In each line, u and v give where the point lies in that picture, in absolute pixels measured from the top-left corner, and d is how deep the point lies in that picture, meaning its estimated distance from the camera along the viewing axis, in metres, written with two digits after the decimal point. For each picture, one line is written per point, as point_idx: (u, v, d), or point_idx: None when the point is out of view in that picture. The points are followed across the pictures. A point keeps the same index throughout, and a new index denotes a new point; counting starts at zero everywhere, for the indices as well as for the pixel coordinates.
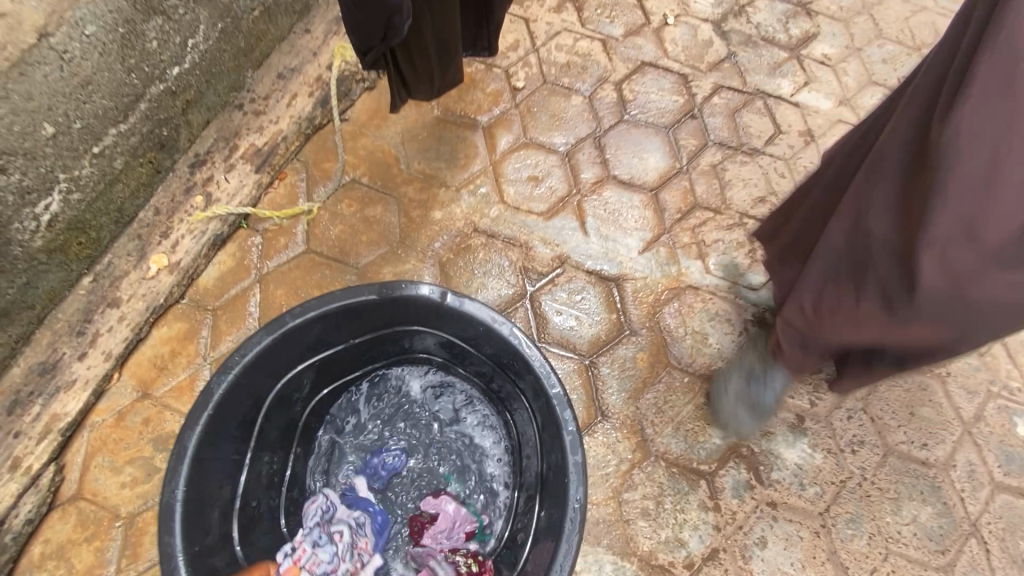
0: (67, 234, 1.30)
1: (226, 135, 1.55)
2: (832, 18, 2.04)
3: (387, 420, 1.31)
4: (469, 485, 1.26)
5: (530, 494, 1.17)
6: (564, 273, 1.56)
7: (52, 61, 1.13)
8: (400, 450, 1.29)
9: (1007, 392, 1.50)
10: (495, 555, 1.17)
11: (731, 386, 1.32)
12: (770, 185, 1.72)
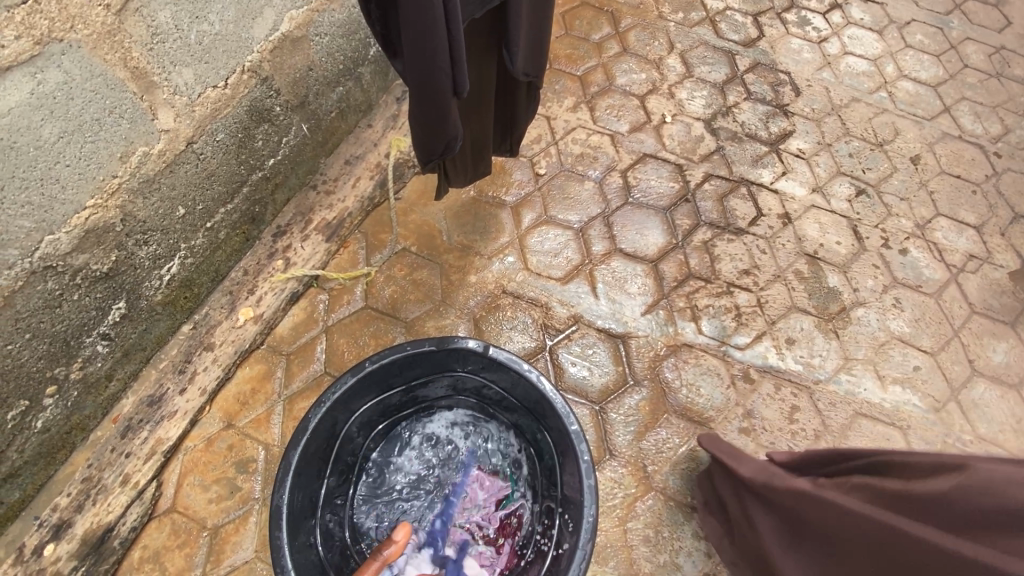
0: (178, 290, 1.61)
1: (303, 211, 1.90)
2: (806, 117, 2.42)
3: (419, 447, 1.56)
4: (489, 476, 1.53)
5: (549, 502, 1.42)
6: (578, 330, 1.85)
7: (192, 161, 1.46)
8: (429, 466, 1.54)
9: (959, 444, 1.78)
10: (525, 514, 1.47)
11: None
12: (753, 259, 2.03)
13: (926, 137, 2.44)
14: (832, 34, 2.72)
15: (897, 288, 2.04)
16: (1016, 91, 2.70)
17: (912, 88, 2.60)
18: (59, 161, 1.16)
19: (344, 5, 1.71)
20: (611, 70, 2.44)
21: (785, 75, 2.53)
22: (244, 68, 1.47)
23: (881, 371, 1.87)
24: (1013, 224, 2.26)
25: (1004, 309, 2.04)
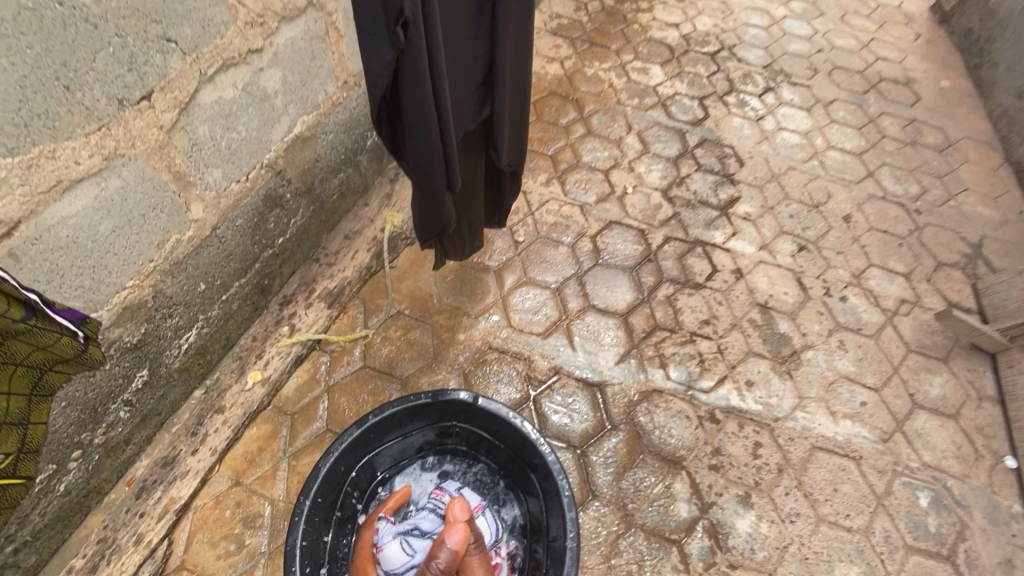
0: (193, 358, 1.78)
1: (306, 282, 2.11)
2: (750, 185, 2.76)
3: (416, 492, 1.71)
4: None
5: (537, 537, 1.57)
6: (559, 380, 2.04)
7: (214, 243, 1.67)
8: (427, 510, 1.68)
9: (908, 471, 1.96)
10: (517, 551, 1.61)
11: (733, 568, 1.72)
12: (712, 310, 2.28)
13: (855, 198, 2.80)
14: (767, 113, 3.15)
15: (841, 331, 2.29)
16: (929, 156, 3.13)
17: (840, 157, 2.99)
18: (109, 250, 1.36)
19: (347, 107, 2.01)
20: (578, 149, 2.79)
21: (730, 149, 2.90)
22: (263, 165, 1.73)
23: (833, 407, 2.08)
24: (936, 271, 2.57)
25: (936, 346, 2.30)
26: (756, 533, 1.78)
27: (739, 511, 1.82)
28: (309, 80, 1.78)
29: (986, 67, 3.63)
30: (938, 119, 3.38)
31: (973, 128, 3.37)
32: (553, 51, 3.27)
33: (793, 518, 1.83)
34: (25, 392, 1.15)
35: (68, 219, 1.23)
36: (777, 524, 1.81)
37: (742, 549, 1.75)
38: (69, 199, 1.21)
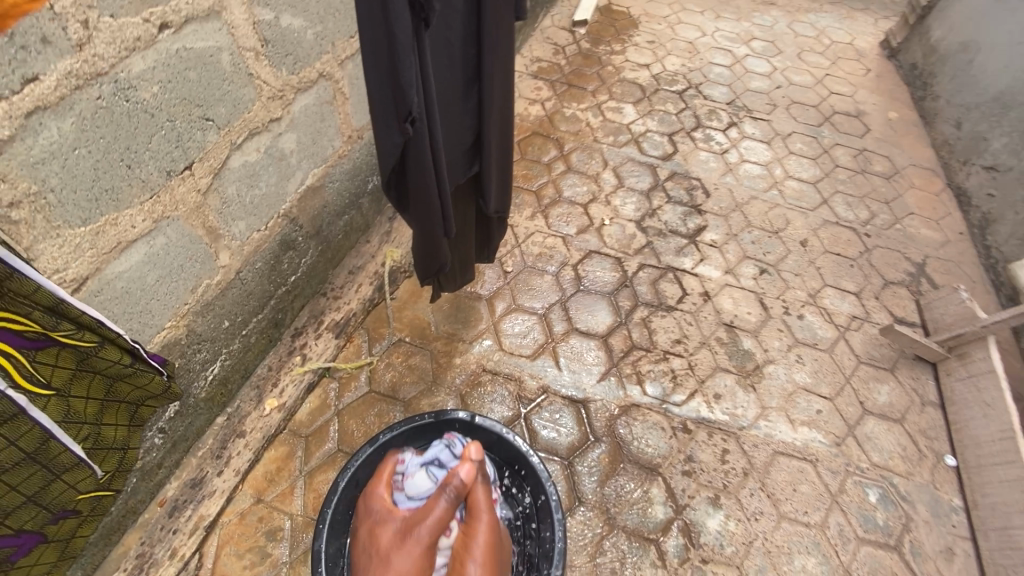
0: (216, 388, 1.97)
1: (315, 314, 2.32)
2: (716, 215, 3.04)
3: None
4: None
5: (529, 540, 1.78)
6: (547, 398, 2.26)
7: (237, 285, 1.88)
8: None
9: (859, 471, 2.21)
10: None
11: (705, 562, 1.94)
12: (683, 330, 2.53)
13: (811, 224, 3.09)
14: (731, 147, 3.46)
15: (799, 346, 2.55)
16: (878, 183, 3.44)
17: (797, 186, 3.30)
18: (153, 297, 1.56)
19: (351, 158, 2.25)
20: (560, 185, 3.05)
21: (697, 181, 3.20)
22: (279, 214, 1.96)
23: (792, 416, 2.32)
24: (884, 289, 2.85)
25: (883, 358, 2.57)
26: (725, 530, 2.01)
27: (710, 512, 2.04)
28: (319, 138, 2.02)
29: (929, 99, 3.92)
30: (887, 148, 3.69)
31: (919, 156, 3.66)
32: (535, 93, 3.57)
33: (758, 516, 2.05)
34: (100, 396, 1.19)
35: (123, 273, 1.44)
36: (743, 522, 2.03)
37: (712, 545, 1.97)
38: (124, 256, 1.42)
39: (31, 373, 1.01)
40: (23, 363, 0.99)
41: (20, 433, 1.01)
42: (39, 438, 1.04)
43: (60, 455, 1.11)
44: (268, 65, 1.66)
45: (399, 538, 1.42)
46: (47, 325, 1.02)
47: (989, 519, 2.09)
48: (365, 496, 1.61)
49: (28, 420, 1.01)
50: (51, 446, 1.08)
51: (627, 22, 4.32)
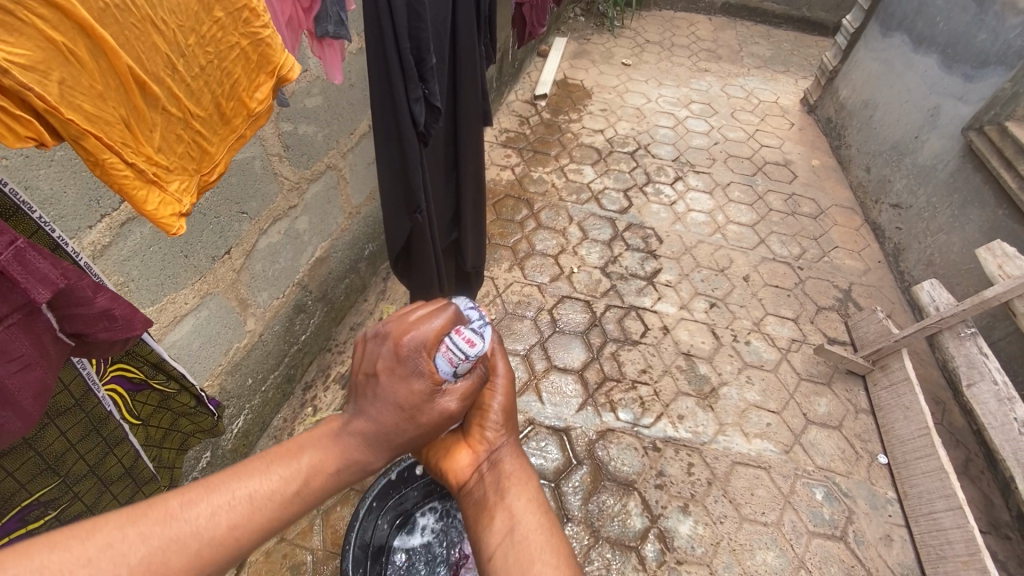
0: (240, 440, 2.22)
1: (323, 368, 2.63)
2: (669, 258, 3.49)
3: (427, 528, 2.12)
4: None
5: None
6: (533, 429, 2.56)
7: (259, 346, 2.18)
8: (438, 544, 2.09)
9: (806, 473, 2.55)
10: None
11: (679, 561, 2.22)
12: (647, 361, 2.90)
13: (751, 262, 3.56)
14: (678, 198, 3.96)
15: (748, 368, 2.94)
16: (807, 223, 3.96)
17: (737, 229, 3.79)
18: (195, 362, 1.85)
19: (351, 230, 2.61)
20: (532, 239, 3.47)
21: (650, 230, 3.66)
22: (293, 284, 2.29)
23: (746, 430, 2.67)
24: (818, 313, 3.30)
25: (821, 373, 2.97)
26: (695, 534, 2.30)
27: (681, 518, 2.34)
28: (326, 217, 2.40)
29: (844, 148, 4.53)
30: (812, 192, 4.26)
31: (839, 197, 4.23)
32: (505, 160, 4.05)
33: (723, 519, 2.36)
34: (164, 426, 1.45)
35: (175, 343, 1.74)
36: (711, 525, 2.33)
37: (685, 548, 2.26)
38: (177, 328, 1.73)
39: (131, 409, 1.29)
40: (127, 402, 1.27)
41: (124, 454, 1.28)
42: (133, 457, 1.31)
43: (143, 471, 1.37)
44: (288, 164, 2.04)
45: (426, 412, 0.88)
46: (148, 374, 1.29)
47: (917, 505, 2.41)
48: (395, 327, 0.94)
49: (130, 447, 1.29)
50: (139, 465, 1.34)
51: (582, 94, 4.93)
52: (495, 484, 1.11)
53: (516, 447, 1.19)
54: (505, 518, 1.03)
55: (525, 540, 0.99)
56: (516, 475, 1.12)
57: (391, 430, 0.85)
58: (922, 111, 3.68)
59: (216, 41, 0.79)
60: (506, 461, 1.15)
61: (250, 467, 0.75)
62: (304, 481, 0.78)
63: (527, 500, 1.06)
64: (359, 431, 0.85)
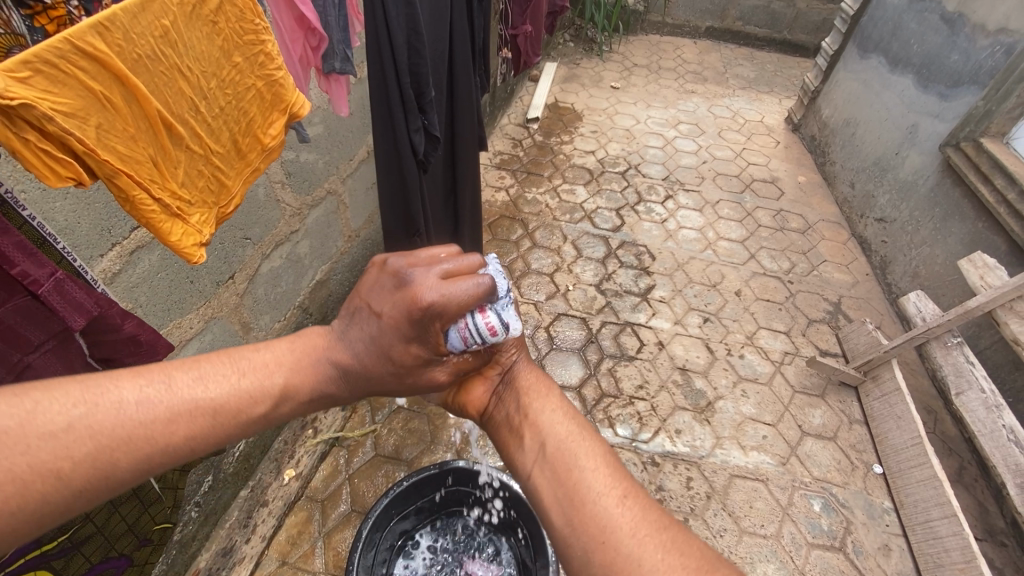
0: (242, 463, 2.23)
1: None
2: (663, 274, 3.56)
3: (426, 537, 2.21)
4: (479, 553, 2.18)
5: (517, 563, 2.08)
6: None
7: None
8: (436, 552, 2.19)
9: (803, 484, 2.58)
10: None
11: None
12: (643, 376, 2.94)
13: (742, 276, 3.64)
14: (669, 216, 4.06)
15: (743, 382, 2.98)
16: (795, 237, 4.05)
17: (728, 245, 3.88)
18: None
19: (350, 253, 2.67)
20: (528, 258, 3.54)
21: (643, 247, 3.74)
22: (294, 307, 2.33)
23: (743, 443, 2.71)
24: (809, 326, 3.37)
25: (814, 386, 3.02)
26: None
27: None
28: (326, 240, 2.45)
29: (828, 165, 4.66)
30: (800, 208, 4.36)
31: (826, 213, 4.34)
32: (499, 182, 4.14)
33: (723, 532, 2.38)
34: None
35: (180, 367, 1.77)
36: (711, 539, 2.35)
37: None
38: (181, 353, 1.76)
39: None
40: None
41: None
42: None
43: (149, 490, 1.42)
44: (290, 191, 2.10)
45: (413, 376, 0.97)
46: None
47: (912, 514, 2.44)
48: (417, 276, 0.90)
49: None
50: (145, 486, 1.40)
51: (573, 116, 5.07)
52: (518, 401, 1.19)
53: (530, 363, 1.28)
54: (534, 429, 1.11)
55: (563, 443, 1.06)
56: (536, 387, 1.21)
57: (374, 377, 0.93)
58: (901, 128, 3.81)
59: (234, 84, 0.86)
60: (523, 375, 1.25)
61: (220, 375, 0.81)
62: (275, 398, 0.85)
63: (555, 407, 1.15)
64: (337, 363, 0.92)
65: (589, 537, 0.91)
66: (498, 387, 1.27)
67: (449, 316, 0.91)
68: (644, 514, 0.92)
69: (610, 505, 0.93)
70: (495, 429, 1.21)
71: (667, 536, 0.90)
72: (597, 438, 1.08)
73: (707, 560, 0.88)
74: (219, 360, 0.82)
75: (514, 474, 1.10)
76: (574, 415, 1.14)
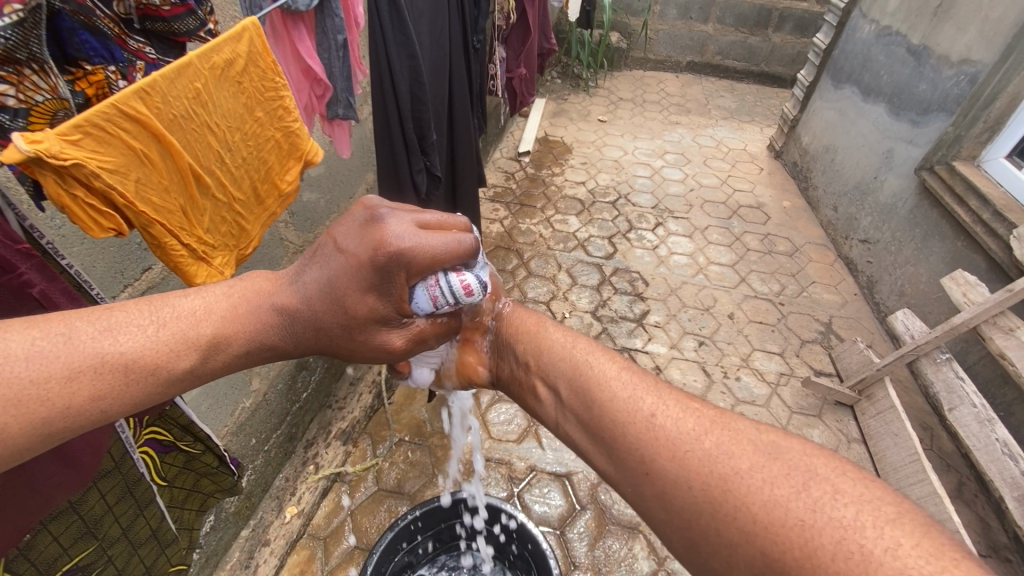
0: (243, 501, 2.22)
1: (324, 426, 2.65)
2: (656, 299, 3.64)
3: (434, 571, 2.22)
4: None
5: None
6: (536, 476, 2.59)
7: (262, 404, 2.21)
8: None
9: None
10: None
11: None
12: None
13: (734, 299, 3.72)
14: (660, 242, 4.16)
15: (740, 404, 3.02)
16: (783, 260, 4.16)
17: (718, 270, 3.97)
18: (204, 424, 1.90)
19: None
20: (524, 287, 3.61)
21: (636, 273, 3.82)
22: None
23: None
24: (802, 346, 3.43)
25: (811, 406, 3.06)
26: None
27: None
28: None
29: (811, 189, 4.82)
30: (786, 231, 4.49)
31: (811, 235, 4.47)
32: (494, 214, 4.24)
33: None
34: (186, 486, 1.49)
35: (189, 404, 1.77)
36: None
37: None
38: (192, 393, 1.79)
39: (159, 471, 1.36)
40: (156, 463, 1.34)
41: (152, 516, 1.34)
42: (159, 518, 1.37)
43: (167, 532, 1.42)
44: (293, 230, 2.17)
45: (364, 330, 1.06)
46: (176, 436, 1.37)
47: None
48: (391, 226, 1.01)
49: (157, 510, 1.35)
50: (163, 526, 1.40)
51: (563, 149, 5.24)
52: (517, 352, 1.34)
53: (519, 312, 1.45)
54: (544, 377, 1.23)
55: (581, 368, 1.16)
56: (525, 331, 1.35)
57: (322, 322, 1.01)
58: (877, 154, 3.97)
59: (254, 136, 0.96)
60: (514, 321, 1.41)
61: (131, 330, 0.81)
62: (196, 350, 0.87)
63: (561, 336, 1.29)
64: (279, 309, 0.98)
65: (636, 468, 0.95)
66: (493, 346, 1.44)
67: (415, 269, 1.04)
68: (674, 425, 0.94)
69: (651, 420, 0.96)
70: (510, 382, 1.37)
71: (710, 442, 0.90)
72: (606, 361, 1.14)
73: (753, 449, 0.87)
74: (135, 309, 0.83)
75: (549, 425, 1.20)
76: (572, 347, 1.23)
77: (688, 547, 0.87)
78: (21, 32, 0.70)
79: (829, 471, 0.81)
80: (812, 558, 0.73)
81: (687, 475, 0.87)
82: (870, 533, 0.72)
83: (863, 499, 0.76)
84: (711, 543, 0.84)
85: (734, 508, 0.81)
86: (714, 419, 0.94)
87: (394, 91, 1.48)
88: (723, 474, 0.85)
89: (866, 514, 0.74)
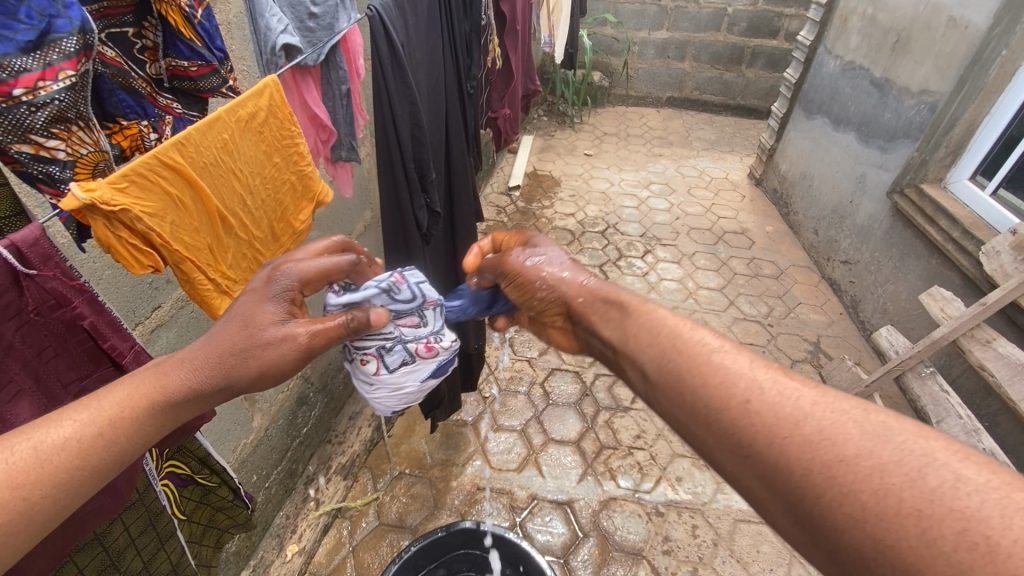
0: (244, 541, 2.20)
1: (324, 460, 2.66)
2: None
3: None
4: None
5: None
6: (538, 504, 2.60)
7: (263, 440, 2.23)
8: None
9: None
10: None
11: None
12: (641, 426, 2.99)
13: (724, 323, 3.81)
14: (649, 269, 4.28)
15: None
16: (770, 283, 4.28)
17: (708, 294, 4.09)
18: None
19: None
20: None
21: None
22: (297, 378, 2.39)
23: None
24: (792, 366, 3.50)
25: None
26: None
27: None
28: None
29: (792, 215, 5.00)
30: (771, 255, 4.64)
31: (795, 258, 4.62)
32: None
33: None
34: (202, 521, 1.53)
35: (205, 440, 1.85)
36: None
37: None
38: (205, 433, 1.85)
39: (179, 503, 1.40)
40: (176, 496, 1.38)
41: (173, 549, 1.39)
42: (180, 552, 1.42)
43: (185, 567, 1.47)
44: None
45: (261, 336, 0.98)
46: (194, 469, 1.40)
47: None
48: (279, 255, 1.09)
49: (176, 544, 1.40)
50: (183, 562, 1.45)
51: (551, 182, 5.42)
52: (602, 334, 1.25)
53: (591, 284, 1.33)
54: (630, 360, 1.14)
55: (675, 344, 1.05)
56: (608, 309, 1.24)
57: (222, 347, 0.96)
58: (851, 179, 4.16)
59: (273, 179, 1.07)
60: (591, 298, 1.30)
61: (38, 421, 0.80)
62: (104, 415, 0.85)
63: (653, 309, 1.17)
64: (178, 355, 0.95)
65: (734, 459, 0.88)
66: (576, 327, 1.36)
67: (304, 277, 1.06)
68: (772, 410, 0.85)
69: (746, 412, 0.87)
70: (602, 359, 1.30)
71: (810, 428, 0.80)
72: (691, 339, 1.04)
73: (859, 432, 0.76)
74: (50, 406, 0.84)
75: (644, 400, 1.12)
76: (662, 326, 1.11)
77: (796, 524, 0.81)
78: (72, 94, 0.78)
79: (949, 456, 0.70)
80: (930, 548, 0.65)
81: (788, 465, 0.80)
82: (997, 524, 0.62)
83: (990, 487, 0.65)
84: (830, 532, 0.75)
85: (841, 494, 0.73)
86: (815, 401, 0.83)
87: (397, 137, 1.59)
88: (825, 461, 0.76)
89: (992, 503, 0.64)
